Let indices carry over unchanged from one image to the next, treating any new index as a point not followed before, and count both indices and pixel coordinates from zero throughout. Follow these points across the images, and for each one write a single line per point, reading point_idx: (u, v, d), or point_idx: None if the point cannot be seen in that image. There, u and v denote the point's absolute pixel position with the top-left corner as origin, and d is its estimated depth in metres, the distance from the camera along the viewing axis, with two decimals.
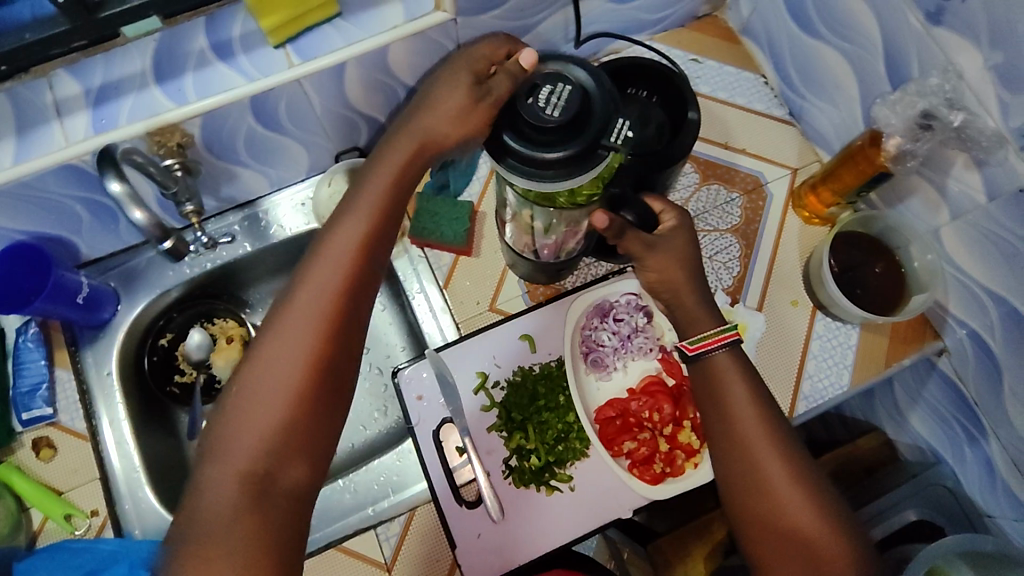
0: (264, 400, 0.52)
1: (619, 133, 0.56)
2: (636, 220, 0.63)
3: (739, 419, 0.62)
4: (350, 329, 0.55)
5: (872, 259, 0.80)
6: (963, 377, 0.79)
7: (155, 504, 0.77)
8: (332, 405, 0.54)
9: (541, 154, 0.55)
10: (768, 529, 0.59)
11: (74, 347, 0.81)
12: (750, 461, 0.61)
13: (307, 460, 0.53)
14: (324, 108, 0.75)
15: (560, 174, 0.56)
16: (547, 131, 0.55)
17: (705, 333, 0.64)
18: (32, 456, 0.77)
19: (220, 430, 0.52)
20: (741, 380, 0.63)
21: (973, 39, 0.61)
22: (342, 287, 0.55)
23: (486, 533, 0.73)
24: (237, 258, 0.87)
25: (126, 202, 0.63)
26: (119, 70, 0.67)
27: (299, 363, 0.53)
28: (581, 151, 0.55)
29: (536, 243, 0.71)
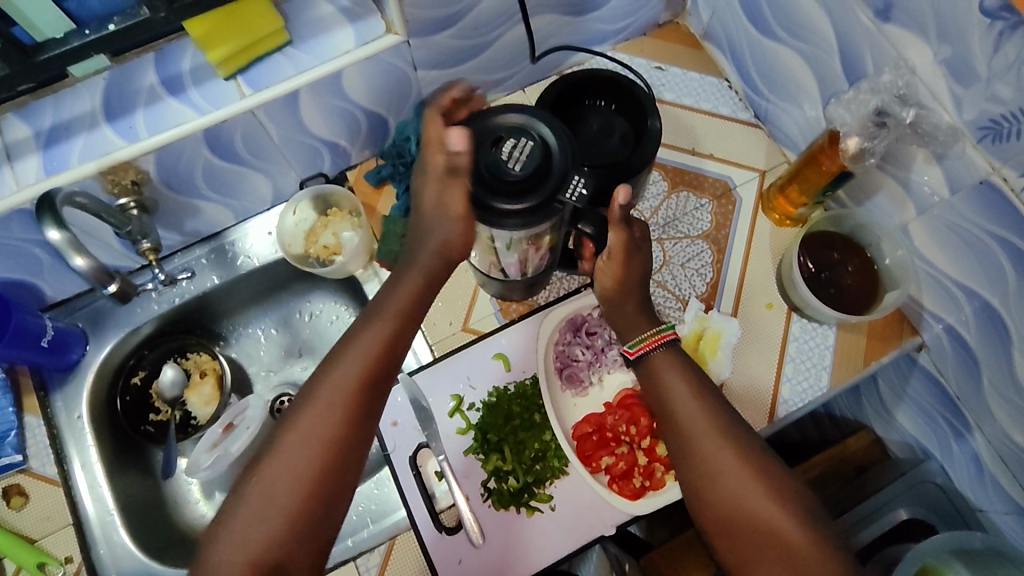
0: (284, 471, 0.52)
1: (574, 191, 0.55)
2: (592, 232, 0.62)
3: (686, 416, 0.61)
4: (371, 410, 0.56)
5: (846, 258, 0.79)
6: (943, 371, 0.78)
7: (130, 546, 0.77)
8: (343, 487, 0.54)
9: (498, 204, 0.55)
10: (741, 528, 0.57)
11: (44, 391, 0.80)
12: (709, 462, 0.59)
13: (314, 537, 0.52)
14: (282, 136, 0.75)
15: (518, 225, 0.55)
16: (505, 183, 0.54)
17: (644, 335, 0.65)
18: (3, 505, 0.77)
19: (239, 501, 0.52)
20: (682, 373, 0.63)
21: (921, 34, 0.60)
22: (371, 364, 0.56)
23: (468, 558, 0.71)
24: (206, 291, 0.86)
25: (66, 248, 0.59)
26: (69, 111, 0.66)
27: (320, 444, 0.53)
28: (536, 206, 0.55)
29: (499, 259, 0.69)
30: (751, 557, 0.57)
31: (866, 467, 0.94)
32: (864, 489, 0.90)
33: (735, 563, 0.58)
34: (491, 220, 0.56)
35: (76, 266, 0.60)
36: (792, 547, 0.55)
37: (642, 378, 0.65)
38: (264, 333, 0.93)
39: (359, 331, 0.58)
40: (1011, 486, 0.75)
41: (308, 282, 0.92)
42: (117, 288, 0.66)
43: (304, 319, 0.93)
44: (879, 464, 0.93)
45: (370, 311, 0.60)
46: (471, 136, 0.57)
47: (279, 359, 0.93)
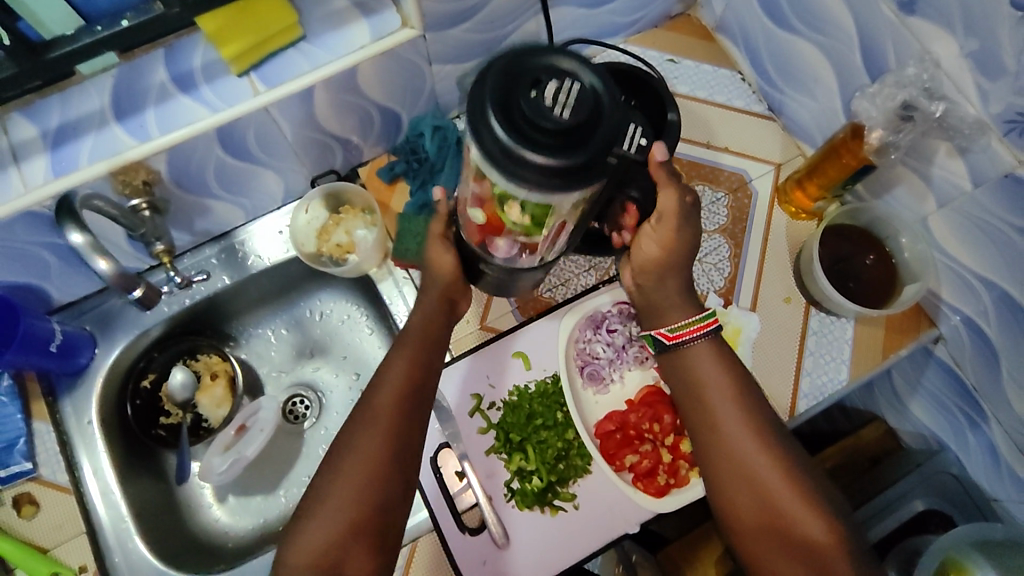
0: (336, 488, 0.57)
1: (632, 143, 0.46)
2: (639, 196, 0.60)
3: (718, 407, 0.61)
4: (410, 423, 0.60)
5: (864, 250, 0.79)
6: (961, 362, 0.78)
7: (146, 553, 0.75)
8: (391, 497, 0.58)
9: (548, 159, 0.42)
10: (764, 526, 0.58)
11: (52, 397, 0.78)
12: (742, 466, 0.59)
13: (369, 545, 0.56)
14: (294, 133, 0.73)
15: (565, 185, 0.44)
16: (554, 134, 0.42)
17: (687, 320, 0.64)
18: (12, 514, 0.74)
19: (302, 518, 0.58)
20: (719, 363, 0.63)
21: (948, 28, 0.60)
22: (404, 381, 0.61)
23: (492, 559, 0.71)
24: (216, 292, 0.84)
25: (88, 252, 0.58)
26: (77, 109, 0.64)
27: (365, 459, 0.58)
28: (592, 161, 0.43)
29: (513, 243, 0.59)
30: (769, 550, 0.57)
31: (881, 458, 0.94)
32: (880, 480, 0.90)
33: (752, 555, 0.59)
34: (532, 181, 0.44)
35: (99, 270, 0.59)
36: (813, 545, 0.56)
37: (676, 372, 0.65)
38: (274, 333, 0.92)
39: (393, 356, 0.63)
40: None
41: (320, 281, 0.91)
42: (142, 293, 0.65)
43: (315, 319, 0.92)
44: (893, 455, 0.94)
45: (401, 336, 0.65)
46: (497, 74, 0.44)
47: (290, 359, 0.92)
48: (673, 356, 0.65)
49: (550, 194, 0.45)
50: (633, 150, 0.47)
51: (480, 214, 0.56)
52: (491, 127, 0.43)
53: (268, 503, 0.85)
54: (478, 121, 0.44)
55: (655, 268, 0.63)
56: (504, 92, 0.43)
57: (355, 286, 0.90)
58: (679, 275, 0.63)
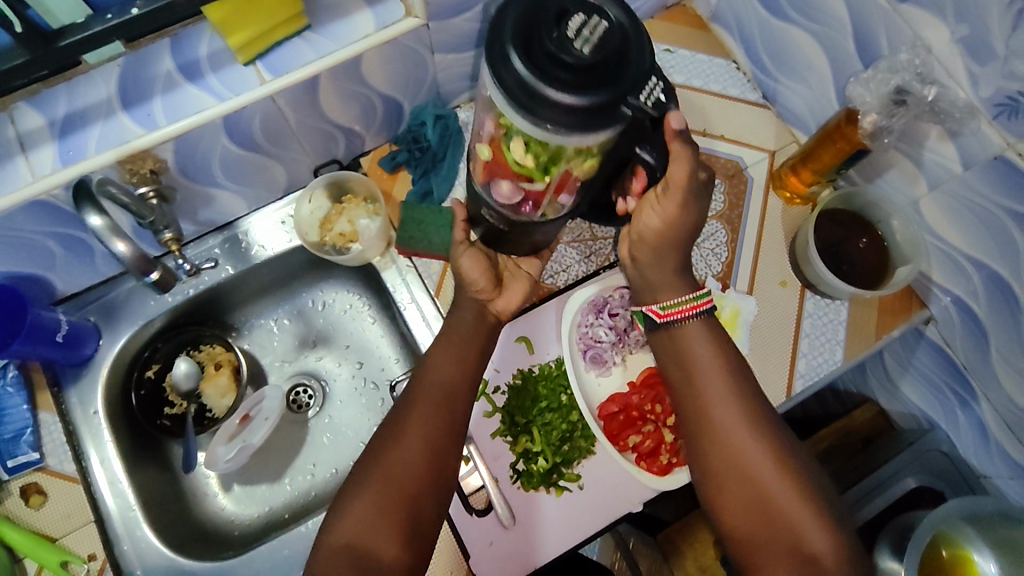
0: (374, 472, 0.59)
1: (649, 96, 0.49)
2: (654, 162, 0.58)
3: (708, 386, 0.62)
4: (450, 417, 0.62)
5: (856, 234, 0.81)
6: (951, 342, 0.81)
7: (154, 541, 0.76)
8: (427, 487, 0.59)
9: (564, 97, 0.46)
10: (748, 504, 0.58)
11: (57, 387, 0.79)
12: (732, 450, 0.60)
13: (400, 531, 0.57)
14: (299, 122, 0.74)
15: (578, 124, 0.48)
16: (572, 71, 0.46)
17: (680, 299, 0.65)
18: (21, 504, 0.74)
19: (340, 502, 0.59)
20: (711, 345, 0.64)
21: (939, 14, 0.62)
22: (444, 378, 0.64)
23: (498, 540, 0.71)
24: (221, 282, 0.85)
25: (107, 235, 0.59)
26: (84, 98, 0.65)
27: (404, 446, 0.60)
28: (606, 103, 0.48)
29: (514, 189, 0.61)
30: (752, 529, 0.58)
31: (873, 439, 0.97)
32: (873, 460, 0.93)
33: (734, 533, 0.59)
34: (546, 116, 0.48)
35: (117, 252, 0.60)
36: (793, 523, 0.56)
37: (668, 353, 0.66)
38: (277, 323, 0.93)
39: (434, 355, 0.66)
40: (1016, 451, 0.78)
41: (323, 271, 0.92)
42: (157, 277, 0.66)
43: (317, 309, 0.93)
44: (885, 435, 0.96)
45: (444, 336, 0.68)
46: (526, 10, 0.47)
47: (293, 349, 0.93)
48: (665, 337, 0.66)
49: (560, 130, 0.49)
50: (650, 108, 0.49)
51: (489, 152, 0.60)
52: (511, 59, 0.47)
53: (273, 491, 0.86)
54: (499, 53, 0.48)
55: (656, 242, 0.65)
56: (530, 24, 0.46)
57: (358, 276, 0.91)
58: (678, 250, 0.65)
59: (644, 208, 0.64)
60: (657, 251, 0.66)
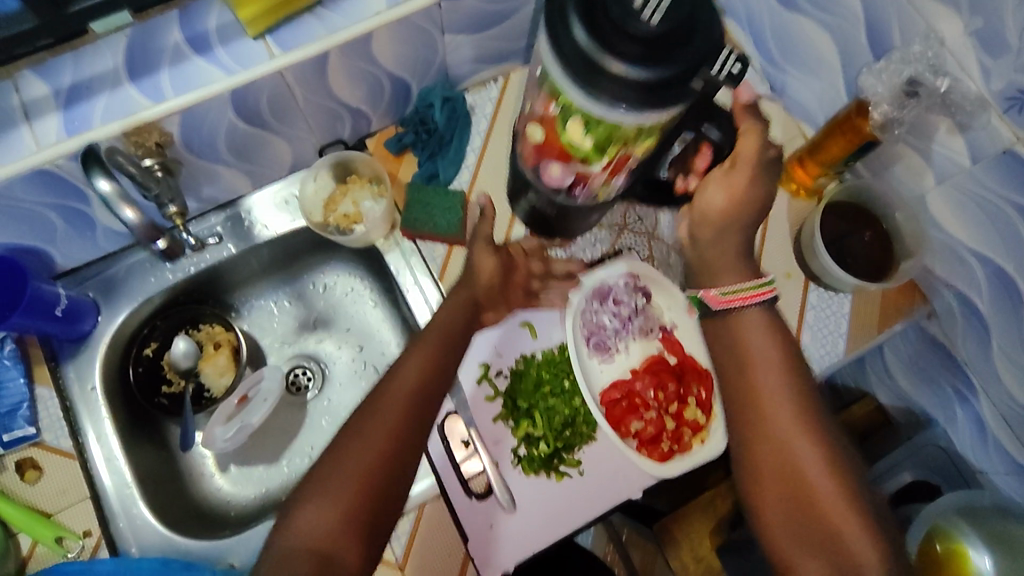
0: (341, 470, 0.57)
1: (725, 68, 0.49)
2: (718, 136, 0.61)
3: (761, 380, 0.62)
4: (421, 418, 0.61)
5: (860, 228, 0.81)
6: (952, 337, 0.81)
7: (151, 519, 0.75)
8: (394, 490, 0.59)
9: (631, 70, 0.48)
10: (789, 499, 0.59)
11: (55, 362, 0.78)
12: (780, 447, 0.60)
13: (363, 535, 0.56)
14: (306, 100, 0.73)
15: (643, 98, 0.50)
16: (640, 42, 0.47)
17: (740, 286, 0.64)
18: (15, 479, 0.73)
19: (301, 497, 0.57)
20: (768, 337, 0.64)
21: (954, 6, 0.62)
22: (420, 377, 0.63)
23: (499, 523, 0.71)
24: (222, 261, 0.84)
25: (116, 200, 0.60)
26: (90, 68, 0.64)
27: (375, 446, 0.58)
28: (673, 77, 0.49)
29: (566, 171, 0.60)
30: (790, 523, 0.59)
31: None
32: None
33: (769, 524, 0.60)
34: (609, 91, 0.50)
35: (126, 219, 0.61)
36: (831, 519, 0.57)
37: (722, 342, 0.66)
38: (277, 305, 0.92)
39: (409, 352, 0.65)
40: (1014, 447, 0.78)
41: (324, 253, 0.91)
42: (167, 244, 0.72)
43: (318, 291, 0.92)
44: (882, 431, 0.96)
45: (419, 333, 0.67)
46: None
47: (292, 330, 0.92)
48: (720, 324, 0.66)
49: (620, 104, 0.51)
50: (722, 80, 0.50)
51: (540, 132, 0.58)
52: (577, 33, 0.49)
53: (270, 473, 0.85)
54: (562, 24, 0.50)
55: (721, 219, 0.65)
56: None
57: (360, 259, 0.91)
58: (740, 231, 0.66)
59: (707, 184, 0.65)
60: (720, 231, 0.66)
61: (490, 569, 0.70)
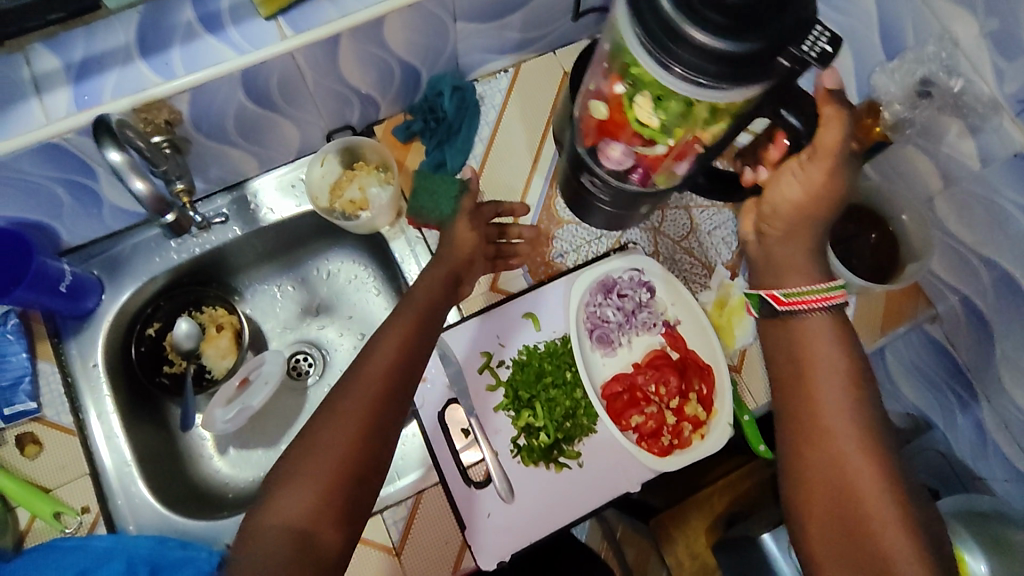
0: (318, 452, 0.55)
1: (813, 46, 0.47)
2: (799, 125, 0.54)
3: (824, 391, 0.53)
4: (401, 398, 0.60)
5: (866, 230, 0.81)
6: (954, 342, 0.81)
7: (149, 498, 0.75)
8: (374, 471, 0.57)
9: (708, 40, 0.46)
10: (839, 526, 0.51)
11: (58, 338, 0.78)
12: (839, 468, 0.51)
13: (343, 519, 0.54)
14: (317, 83, 0.73)
15: (724, 72, 0.47)
16: (724, 13, 0.45)
17: (810, 288, 0.54)
18: (15, 453, 0.74)
19: (278, 480, 0.55)
20: (836, 345, 0.54)
21: (969, 8, 0.62)
22: (398, 357, 0.61)
23: (497, 513, 0.71)
24: (227, 242, 0.84)
25: (127, 171, 0.59)
26: (102, 43, 0.64)
27: (353, 426, 0.56)
28: (757, 52, 0.46)
29: (627, 152, 0.64)
30: (839, 555, 0.50)
31: None
32: None
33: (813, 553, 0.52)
34: (686, 61, 0.48)
35: (136, 190, 0.60)
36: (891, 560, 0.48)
37: (779, 343, 0.56)
38: (280, 290, 0.92)
39: (385, 331, 0.63)
40: (1015, 454, 0.77)
41: (329, 240, 0.91)
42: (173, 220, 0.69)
43: (321, 277, 0.92)
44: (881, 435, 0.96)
45: (397, 311, 0.65)
46: None
47: (295, 315, 0.92)
48: (779, 325, 0.56)
49: (699, 77, 0.49)
50: (812, 59, 0.46)
51: (605, 111, 0.62)
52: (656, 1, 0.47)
53: (269, 456, 0.85)
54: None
55: (794, 215, 0.55)
56: None
57: (364, 246, 0.90)
58: (814, 230, 0.55)
59: (781, 176, 0.56)
60: (792, 226, 0.56)
61: (487, 556, 0.70)
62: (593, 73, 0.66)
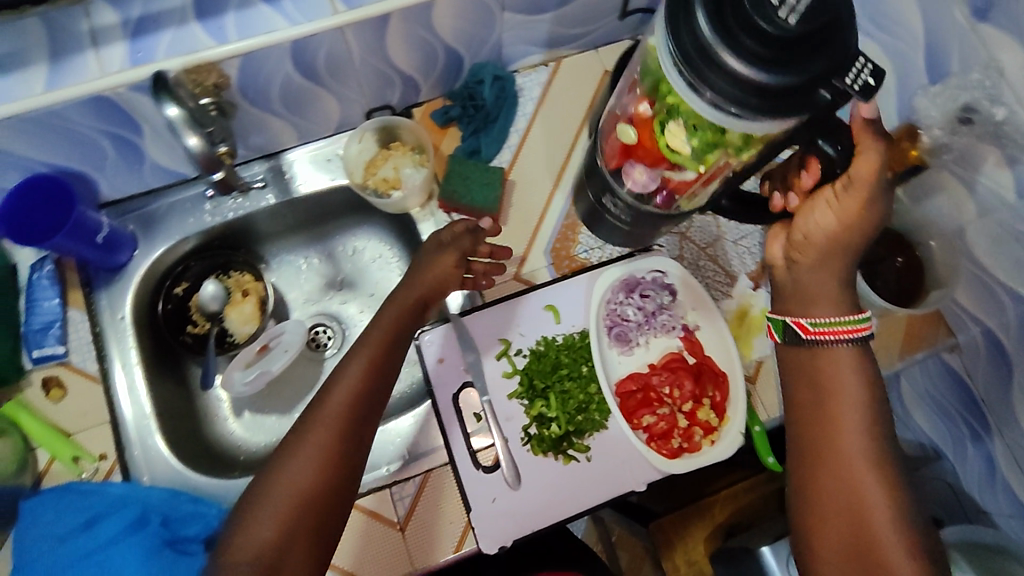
0: (282, 487, 0.57)
1: (857, 79, 0.47)
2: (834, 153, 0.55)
3: (843, 418, 0.55)
4: (365, 427, 0.62)
5: (893, 253, 0.81)
6: (972, 373, 0.81)
7: (166, 453, 0.76)
8: (339, 499, 0.59)
9: (743, 70, 0.46)
10: (850, 546, 0.53)
11: (89, 288, 0.80)
12: (852, 495, 0.53)
13: (311, 546, 0.57)
14: (362, 60, 0.74)
15: (760, 104, 0.48)
16: (767, 44, 0.45)
17: (838, 319, 0.56)
18: (40, 395, 0.76)
19: (246, 511, 0.57)
20: (856, 373, 0.56)
21: (1019, 37, 0.61)
22: (362, 387, 0.63)
23: (502, 498, 0.72)
24: (259, 210, 0.86)
25: (182, 126, 0.61)
26: (159, 3, 0.66)
27: (317, 459, 0.58)
28: (797, 84, 0.46)
29: (651, 174, 0.66)
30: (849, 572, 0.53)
31: None
32: None
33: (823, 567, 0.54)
34: (720, 87, 0.48)
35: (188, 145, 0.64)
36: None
37: (801, 369, 0.59)
38: (306, 261, 0.94)
39: (350, 360, 0.65)
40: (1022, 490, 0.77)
41: (359, 217, 0.93)
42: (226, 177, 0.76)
43: (347, 253, 0.94)
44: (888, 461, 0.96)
45: (362, 338, 0.66)
46: None
47: (319, 288, 0.93)
48: (804, 353, 0.58)
49: (733, 106, 0.49)
50: (855, 91, 0.46)
51: (633, 134, 0.63)
52: (696, 23, 0.47)
53: (282, 423, 0.87)
54: (684, 14, 0.49)
55: (825, 241, 0.57)
56: None
57: (392, 225, 0.92)
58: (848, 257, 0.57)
59: (815, 204, 0.57)
60: (824, 254, 0.57)
61: (489, 540, 0.70)
62: (621, 94, 0.67)
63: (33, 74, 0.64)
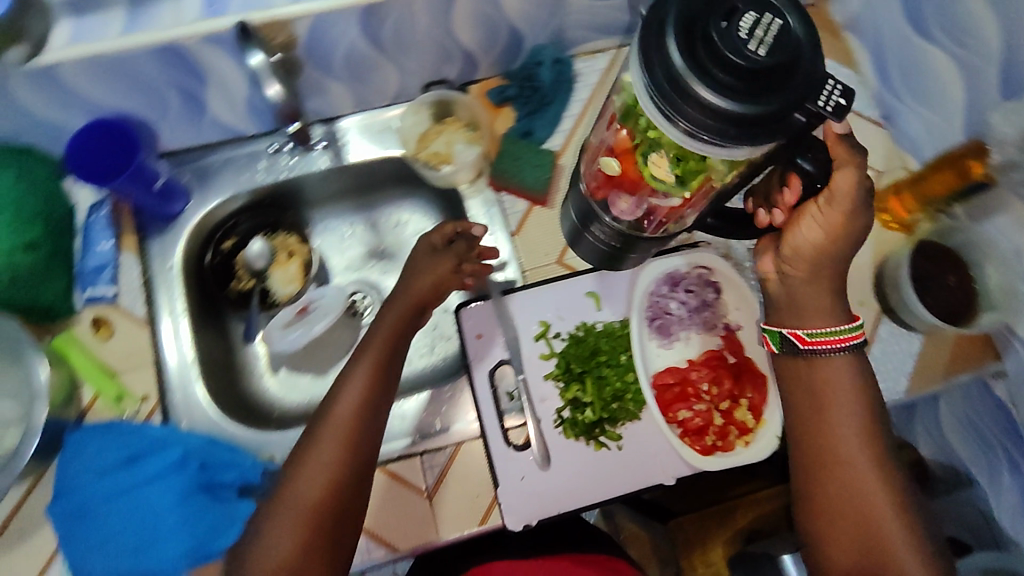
0: (290, 507, 0.59)
1: (828, 99, 0.47)
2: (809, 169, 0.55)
3: (840, 433, 0.59)
4: (366, 442, 0.63)
5: (946, 270, 0.78)
6: (1017, 401, 0.79)
7: (205, 404, 0.78)
8: (349, 511, 0.61)
9: (716, 99, 0.45)
10: (854, 551, 0.57)
11: (141, 234, 0.81)
12: (858, 504, 0.57)
13: (327, 559, 0.59)
14: (426, 32, 0.74)
15: (736, 134, 0.47)
16: (736, 75, 0.45)
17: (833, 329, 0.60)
18: (89, 334, 0.77)
19: (261, 528, 0.59)
20: (855, 390, 0.59)
21: None
22: (360, 405, 0.64)
23: (530, 477, 0.72)
24: (311, 173, 0.86)
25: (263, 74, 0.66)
26: None
27: (322, 477, 0.60)
28: (771, 111, 0.46)
29: (637, 204, 0.65)
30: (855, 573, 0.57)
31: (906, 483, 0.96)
32: None
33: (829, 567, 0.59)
34: (691, 117, 0.47)
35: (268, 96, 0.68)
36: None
37: (801, 384, 0.62)
38: (351, 228, 0.94)
39: (348, 379, 0.65)
40: None
41: (407, 189, 0.93)
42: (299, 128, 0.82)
43: (391, 224, 0.94)
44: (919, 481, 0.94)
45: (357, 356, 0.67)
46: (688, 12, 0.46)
47: (361, 255, 0.94)
48: (800, 364, 0.62)
49: (703, 134, 0.48)
50: (828, 112, 0.47)
51: (615, 165, 0.62)
52: (667, 53, 0.46)
53: (316, 385, 0.88)
54: (655, 41, 0.47)
55: (813, 255, 0.59)
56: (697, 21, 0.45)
57: (439, 199, 0.92)
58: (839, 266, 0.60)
59: (798, 219, 0.59)
60: (812, 267, 0.60)
61: (515, 517, 0.71)
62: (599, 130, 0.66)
63: (112, 18, 0.66)
